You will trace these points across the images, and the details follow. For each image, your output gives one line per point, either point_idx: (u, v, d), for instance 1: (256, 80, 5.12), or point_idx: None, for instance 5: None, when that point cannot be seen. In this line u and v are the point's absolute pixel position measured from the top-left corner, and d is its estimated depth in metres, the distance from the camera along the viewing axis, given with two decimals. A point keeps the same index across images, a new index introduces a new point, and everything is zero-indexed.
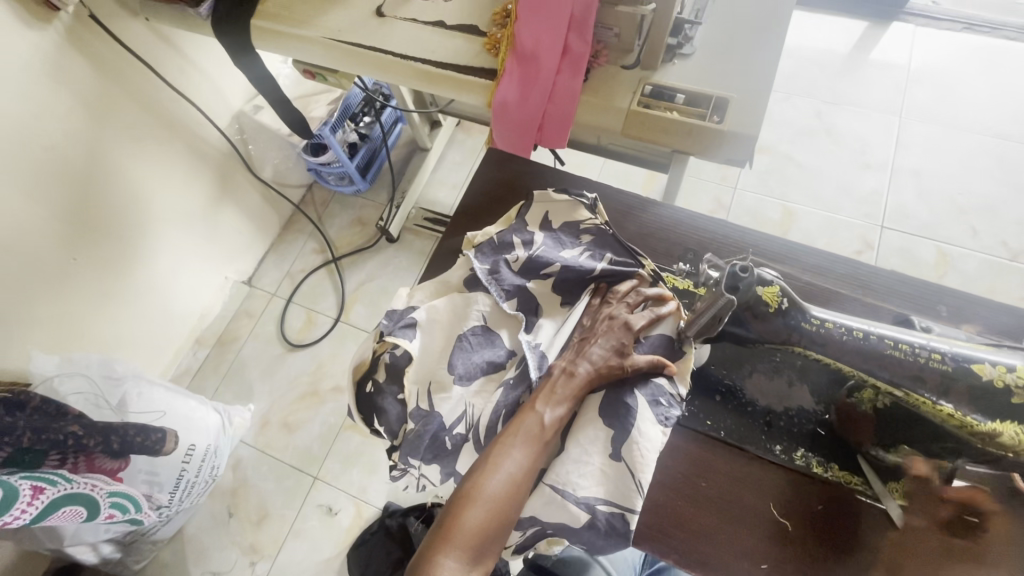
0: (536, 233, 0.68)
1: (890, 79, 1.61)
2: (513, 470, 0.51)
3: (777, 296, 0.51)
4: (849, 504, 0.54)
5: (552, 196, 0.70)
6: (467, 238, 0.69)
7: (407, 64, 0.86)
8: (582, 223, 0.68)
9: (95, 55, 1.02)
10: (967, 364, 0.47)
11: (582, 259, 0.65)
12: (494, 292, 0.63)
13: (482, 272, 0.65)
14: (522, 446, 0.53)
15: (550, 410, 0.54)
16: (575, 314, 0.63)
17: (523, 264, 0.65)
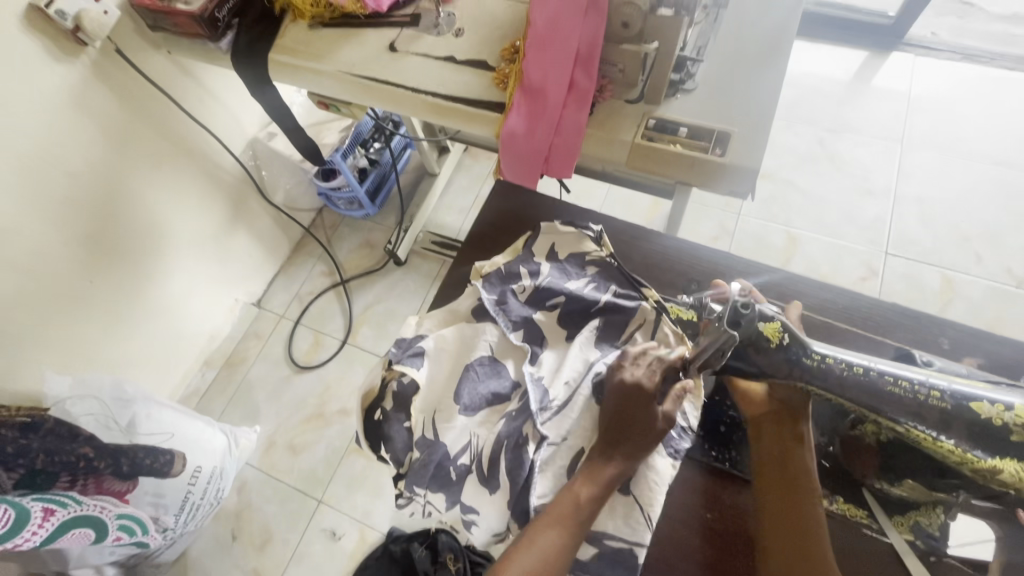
0: (542, 264, 0.70)
1: (891, 108, 1.64)
2: (547, 551, 0.50)
3: (778, 332, 0.51)
4: (854, 538, 0.54)
5: (559, 228, 0.72)
6: (476, 268, 0.71)
7: (418, 97, 0.89)
8: (588, 255, 0.71)
9: (120, 85, 1.06)
10: (966, 402, 0.46)
11: (586, 291, 0.67)
12: (501, 322, 0.65)
13: (489, 301, 0.67)
14: (557, 526, 0.51)
15: (586, 489, 0.53)
16: (575, 347, 0.64)
17: (530, 294, 0.68)
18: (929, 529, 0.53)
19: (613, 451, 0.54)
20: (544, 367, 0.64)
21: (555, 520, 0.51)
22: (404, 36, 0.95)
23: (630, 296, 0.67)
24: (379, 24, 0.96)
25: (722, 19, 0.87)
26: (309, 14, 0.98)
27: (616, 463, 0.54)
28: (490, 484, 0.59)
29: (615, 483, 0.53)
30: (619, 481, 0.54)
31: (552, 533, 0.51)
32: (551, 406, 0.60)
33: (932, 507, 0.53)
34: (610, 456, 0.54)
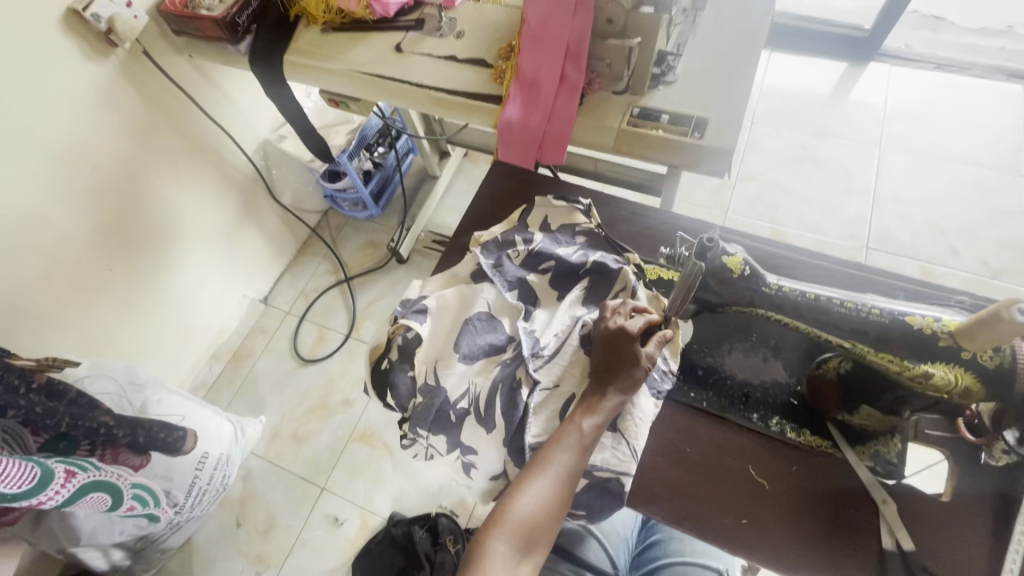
0: (536, 234, 0.76)
1: (868, 114, 1.73)
2: (558, 471, 0.56)
3: (740, 264, 0.59)
4: (819, 464, 0.61)
5: (552, 202, 0.78)
6: (474, 238, 0.76)
7: (422, 92, 0.97)
8: (577, 227, 0.76)
9: (143, 85, 1.13)
10: (901, 316, 0.54)
11: (575, 255, 0.73)
12: (496, 281, 0.70)
13: (486, 264, 0.72)
14: (565, 451, 0.56)
15: (588, 419, 0.58)
16: (565, 304, 0.70)
17: (524, 258, 0.73)
18: (887, 456, 0.60)
19: (606, 388, 0.59)
20: (536, 323, 0.69)
21: (563, 446, 0.57)
22: (410, 38, 1.03)
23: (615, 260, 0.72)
24: (387, 28, 1.05)
25: (700, 20, 0.96)
26: (321, 19, 1.06)
27: (610, 398, 0.59)
28: (487, 424, 0.64)
29: (612, 414, 0.59)
30: (615, 412, 0.59)
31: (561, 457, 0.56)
32: (543, 355, 0.66)
33: (890, 436, 0.60)
34: (604, 392, 0.59)
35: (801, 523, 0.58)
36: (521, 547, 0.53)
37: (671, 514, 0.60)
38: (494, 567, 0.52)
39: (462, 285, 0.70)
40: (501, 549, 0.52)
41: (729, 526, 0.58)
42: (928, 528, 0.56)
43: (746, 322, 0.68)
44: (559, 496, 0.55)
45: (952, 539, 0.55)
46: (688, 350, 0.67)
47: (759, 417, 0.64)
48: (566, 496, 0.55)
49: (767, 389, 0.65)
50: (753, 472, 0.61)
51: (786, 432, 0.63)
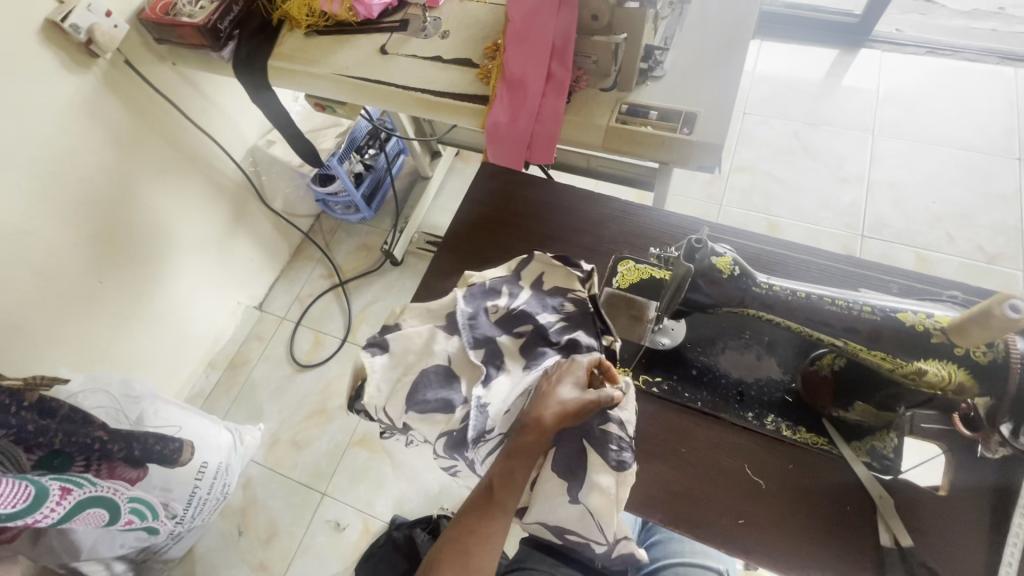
0: (524, 290, 0.69)
1: (860, 101, 1.71)
2: (471, 529, 0.54)
3: (729, 264, 0.59)
4: (815, 461, 0.60)
5: (553, 262, 0.70)
6: (465, 277, 0.71)
7: (408, 94, 0.96)
8: (570, 292, 0.68)
9: (128, 95, 1.12)
10: (893, 313, 0.53)
11: (551, 327, 0.65)
12: (464, 335, 0.65)
13: (461, 316, 0.66)
14: (477, 506, 0.55)
15: (499, 468, 0.55)
16: (530, 376, 0.61)
17: (502, 317, 0.67)
18: (883, 451, 0.60)
19: (534, 420, 0.55)
20: (495, 392, 0.61)
21: (474, 507, 0.55)
22: (394, 40, 1.02)
23: (593, 344, 0.64)
24: (371, 30, 1.03)
25: (686, 13, 0.95)
26: (304, 23, 1.04)
27: (528, 439, 0.55)
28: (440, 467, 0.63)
29: (526, 457, 0.55)
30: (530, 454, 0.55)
31: (472, 518, 0.55)
32: (490, 437, 0.59)
33: (886, 431, 0.60)
34: (522, 436, 0.55)
35: (798, 523, 0.58)
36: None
37: (669, 517, 0.59)
38: None
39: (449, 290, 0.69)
40: None
41: (726, 527, 0.58)
42: (925, 522, 0.56)
43: (739, 320, 0.68)
44: (473, 562, 0.53)
45: (950, 534, 0.55)
46: (682, 350, 0.67)
47: (755, 416, 0.63)
48: (480, 561, 0.54)
49: (762, 386, 0.65)
50: (750, 471, 0.61)
51: (782, 430, 0.62)
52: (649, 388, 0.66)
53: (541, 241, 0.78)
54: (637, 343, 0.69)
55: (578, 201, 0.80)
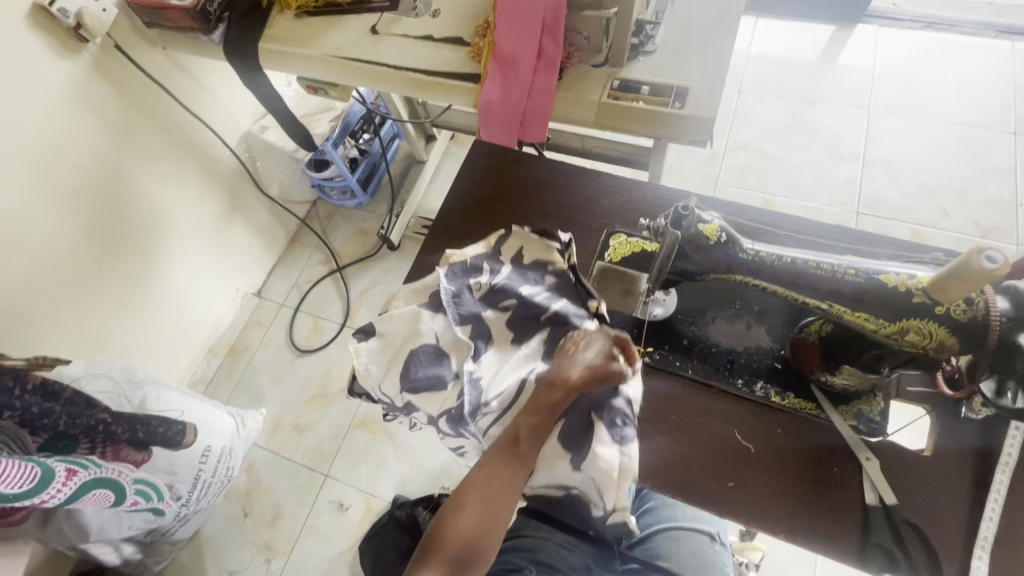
0: (506, 265, 0.69)
1: (857, 78, 1.70)
2: (493, 479, 0.58)
3: (716, 232, 0.59)
4: (803, 425, 0.62)
5: (532, 235, 0.70)
6: (445, 255, 0.71)
7: (400, 74, 0.96)
8: (552, 264, 0.69)
9: (119, 81, 1.12)
10: (876, 276, 0.54)
11: (537, 298, 0.67)
12: (449, 312, 0.66)
13: (444, 294, 0.66)
14: (501, 456, 0.59)
15: (525, 423, 0.60)
16: (520, 353, 0.65)
17: (485, 293, 0.68)
18: (870, 414, 0.61)
19: (559, 381, 0.60)
20: (485, 367, 0.65)
21: (496, 459, 0.59)
22: (385, 19, 1.01)
23: (578, 313, 0.66)
24: (361, 9, 1.03)
25: None
26: (294, 4, 1.04)
27: (552, 396, 0.60)
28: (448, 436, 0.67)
29: (552, 413, 0.60)
30: (556, 411, 0.60)
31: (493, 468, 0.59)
32: (487, 409, 0.63)
33: (872, 395, 0.61)
34: (548, 394, 0.60)
35: (787, 485, 0.59)
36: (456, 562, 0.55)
37: (661, 482, 0.61)
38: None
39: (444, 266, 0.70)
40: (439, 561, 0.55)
41: (717, 491, 0.59)
42: (909, 482, 0.58)
43: (730, 289, 0.68)
44: (490, 507, 0.58)
45: (934, 491, 0.57)
46: (673, 321, 0.68)
47: (745, 384, 0.64)
48: (499, 508, 0.58)
49: (752, 355, 0.66)
50: (739, 436, 0.62)
51: (771, 396, 0.63)
52: (641, 358, 0.67)
53: (535, 218, 0.79)
54: (631, 315, 0.69)
55: (571, 178, 0.81)
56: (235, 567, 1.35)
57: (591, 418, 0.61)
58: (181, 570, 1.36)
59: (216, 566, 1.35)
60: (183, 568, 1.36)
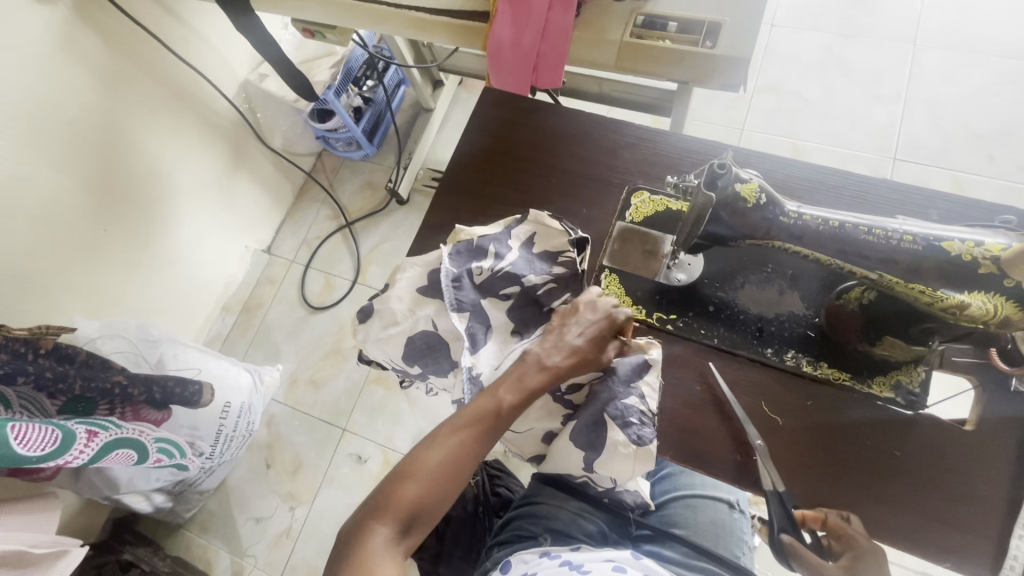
0: (514, 249, 0.64)
1: (903, 6, 1.54)
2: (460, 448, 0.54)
3: (755, 193, 0.55)
4: (836, 396, 0.59)
5: (545, 220, 0.64)
6: (453, 230, 0.65)
7: (401, 14, 0.88)
8: (563, 251, 0.64)
9: (104, 27, 1.05)
10: (937, 243, 0.50)
11: (540, 291, 0.64)
12: (447, 295, 0.61)
13: (444, 275, 0.62)
14: (474, 424, 0.55)
15: (504, 402, 0.55)
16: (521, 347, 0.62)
17: (488, 279, 0.63)
18: (909, 386, 0.58)
19: (548, 371, 0.56)
20: (485, 359, 0.61)
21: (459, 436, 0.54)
22: None
23: None
24: None
25: None
26: None
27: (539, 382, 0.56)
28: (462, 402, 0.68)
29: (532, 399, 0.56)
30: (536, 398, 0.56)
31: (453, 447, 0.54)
32: None
33: (913, 365, 0.58)
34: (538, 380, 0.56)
35: (814, 456, 0.57)
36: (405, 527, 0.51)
37: (679, 453, 0.59)
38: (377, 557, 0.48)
39: (457, 227, 0.65)
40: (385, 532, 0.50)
41: (740, 462, 0.58)
42: (949, 457, 0.56)
43: (760, 253, 0.63)
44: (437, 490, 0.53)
45: (964, 467, 0.55)
46: (698, 287, 0.64)
47: (774, 352, 0.61)
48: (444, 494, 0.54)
49: (783, 322, 0.62)
50: (766, 409, 0.60)
51: (803, 366, 0.60)
52: (664, 326, 0.64)
53: (552, 175, 0.73)
54: (651, 280, 0.66)
55: (590, 130, 0.74)
56: (261, 514, 1.40)
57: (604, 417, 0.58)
58: (209, 518, 1.42)
59: (243, 514, 1.41)
60: (211, 515, 1.42)
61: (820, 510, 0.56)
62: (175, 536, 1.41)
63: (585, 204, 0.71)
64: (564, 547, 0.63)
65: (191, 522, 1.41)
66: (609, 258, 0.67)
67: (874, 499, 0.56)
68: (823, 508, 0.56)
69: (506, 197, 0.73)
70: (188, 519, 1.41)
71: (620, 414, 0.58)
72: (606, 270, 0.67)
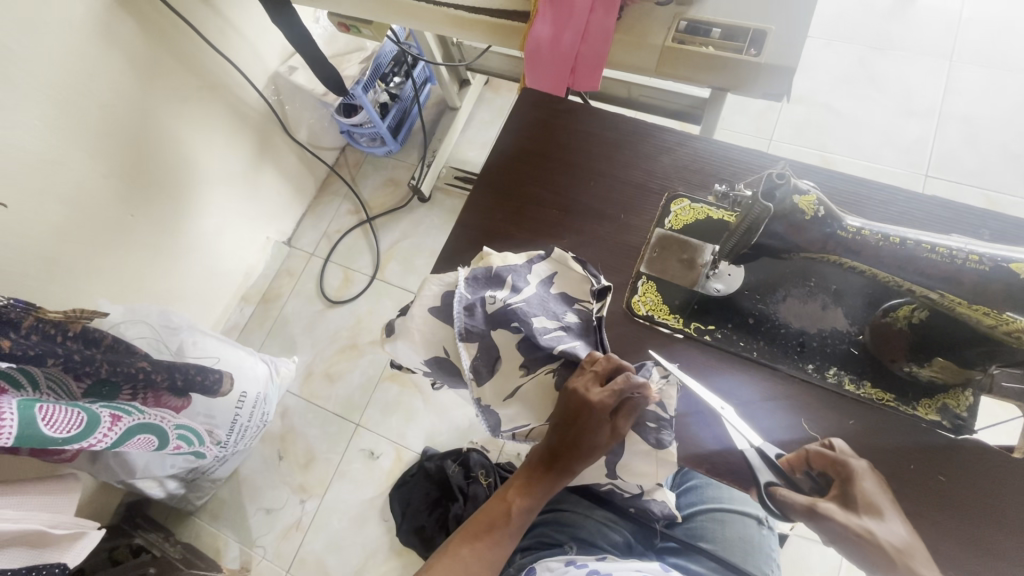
0: (530, 286, 0.63)
1: (941, 22, 1.51)
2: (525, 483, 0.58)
3: (813, 205, 0.54)
4: (881, 416, 0.58)
5: (569, 262, 0.64)
6: (484, 254, 0.65)
7: (439, 10, 0.88)
8: (580, 304, 0.64)
9: (141, 12, 1.06)
10: (1005, 263, 0.49)
11: (547, 330, 0.60)
12: (456, 322, 0.60)
13: (457, 302, 0.60)
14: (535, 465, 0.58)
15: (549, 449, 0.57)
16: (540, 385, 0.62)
17: (497, 311, 0.60)
18: (956, 410, 0.56)
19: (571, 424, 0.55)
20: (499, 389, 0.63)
21: (514, 485, 0.59)
22: None
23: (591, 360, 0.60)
24: None
25: None
26: None
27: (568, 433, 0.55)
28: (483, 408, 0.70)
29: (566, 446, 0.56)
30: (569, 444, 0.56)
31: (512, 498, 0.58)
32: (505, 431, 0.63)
33: (961, 390, 0.56)
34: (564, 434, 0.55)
35: None
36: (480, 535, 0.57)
37: (712, 468, 0.58)
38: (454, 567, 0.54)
39: (485, 252, 0.65)
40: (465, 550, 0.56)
41: None
42: (997, 483, 0.54)
43: (805, 266, 0.62)
44: (494, 538, 0.57)
45: (1010, 496, 0.54)
46: (738, 298, 0.63)
47: (815, 369, 0.60)
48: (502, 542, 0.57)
49: (826, 338, 0.60)
50: (805, 425, 0.59)
51: (844, 384, 0.59)
52: (701, 336, 0.63)
53: (589, 179, 0.72)
54: (690, 289, 0.65)
55: (629, 134, 0.73)
56: (271, 505, 1.40)
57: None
58: (221, 506, 1.42)
59: (254, 504, 1.41)
60: (223, 503, 1.42)
61: (801, 451, 0.56)
62: (187, 524, 1.41)
63: (622, 209, 0.70)
64: (589, 556, 0.62)
65: (203, 509, 1.42)
66: (647, 266, 0.66)
67: (917, 524, 0.54)
68: (804, 449, 0.56)
69: (541, 199, 0.72)
70: (200, 507, 1.41)
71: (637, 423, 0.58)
72: (642, 277, 0.66)
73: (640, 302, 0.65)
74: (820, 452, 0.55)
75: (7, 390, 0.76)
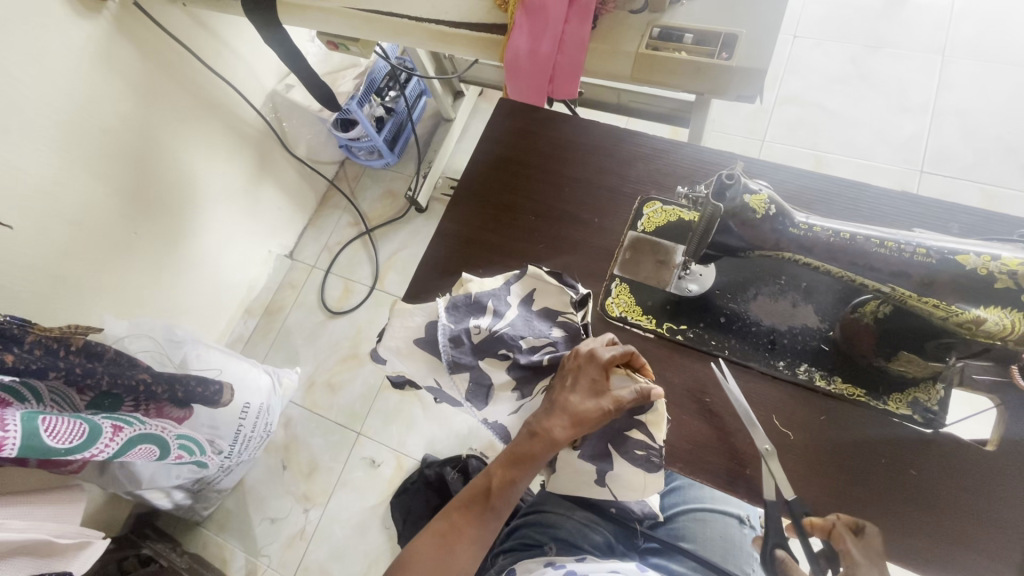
0: (513, 308, 0.63)
1: (933, 18, 1.51)
2: (504, 468, 0.57)
3: (764, 203, 0.55)
4: (852, 411, 0.59)
5: (544, 275, 0.65)
6: (462, 279, 0.65)
7: (420, 26, 0.90)
8: (562, 315, 0.64)
9: (140, 37, 1.11)
10: (951, 256, 0.51)
11: (536, 354, 0.62)
12: (443, 354, 0.61)
13: (442, 334, 0.61)
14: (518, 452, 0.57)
15: (538, 436, 0.56)
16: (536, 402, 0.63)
17: (484, 339, 0.61)
18: (927, 404, 0.58)
19: (567, 408, 0.56)
20: (494, 410, 0.64)
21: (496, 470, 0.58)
22: None
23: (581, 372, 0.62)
24: None
25: None
26: None
27: (560, 415, 0.56)
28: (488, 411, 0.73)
29: (558, 431, 0.55)
30: (562, 428, 0.55)
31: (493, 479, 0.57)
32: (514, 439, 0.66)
33: (931, 383, 0.58)
34: (559, 416, 0.56)
35: (825, 474, 0.57)
36: (464, 518, 0.56)
37: (688, 467, 0.59)
38: (435, 550, 0.54)
39: (465, 278, 0.65)
40: (451, 535, 0.55)
41: (752, 478, 0.58)
42: (973, 476, 0.55)
43: (774, 265, 0.64)
44: (476, 520, 0.56)
45: (984, 490, 0.54)
46: (709, 297, 0.65)
47: (786, 365, 0.61)
48: (484, 525, 0.56)
49: (796, 335, 0.62)
50: (777, 423, 0.59)
51: (815, 379, 0.60)
52: (674, 336, 0.64)
53: (564, 183, 0.74)
54: (662, 289, 0.66)
55: (604, 139, 0.75)
56: (276, 514, 1.42)
57: (608, 447, 0.60)
58: (226, 516, 1.44)
59: (259, 514, 1.43)
60: (228, 514, 1.44)
61: (828, 520, 0.55)
62: (194, 533, 1.44)
63: (598, 215, 0.71)
64: (570, 557, 0.63)
65: (209, 520, 1.44)
66: (621, 268, 0.68)
67: (893, 521, 0.55)
68: (833, 519, 0.55)
69: (520, 208, 0.74)
70: (206, 517, 1.44)
71: (624, 448, 0.59)
72: (617, 279, 0.68)
73: (614, 304, 0.67)
74: (845, 534, 0.53)
75: (12, 402, 0.78)
